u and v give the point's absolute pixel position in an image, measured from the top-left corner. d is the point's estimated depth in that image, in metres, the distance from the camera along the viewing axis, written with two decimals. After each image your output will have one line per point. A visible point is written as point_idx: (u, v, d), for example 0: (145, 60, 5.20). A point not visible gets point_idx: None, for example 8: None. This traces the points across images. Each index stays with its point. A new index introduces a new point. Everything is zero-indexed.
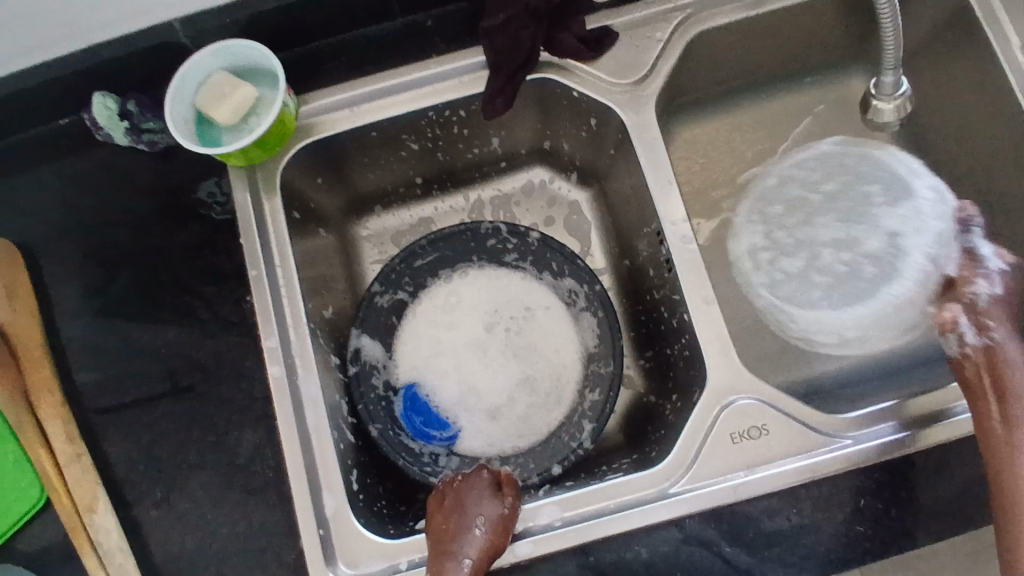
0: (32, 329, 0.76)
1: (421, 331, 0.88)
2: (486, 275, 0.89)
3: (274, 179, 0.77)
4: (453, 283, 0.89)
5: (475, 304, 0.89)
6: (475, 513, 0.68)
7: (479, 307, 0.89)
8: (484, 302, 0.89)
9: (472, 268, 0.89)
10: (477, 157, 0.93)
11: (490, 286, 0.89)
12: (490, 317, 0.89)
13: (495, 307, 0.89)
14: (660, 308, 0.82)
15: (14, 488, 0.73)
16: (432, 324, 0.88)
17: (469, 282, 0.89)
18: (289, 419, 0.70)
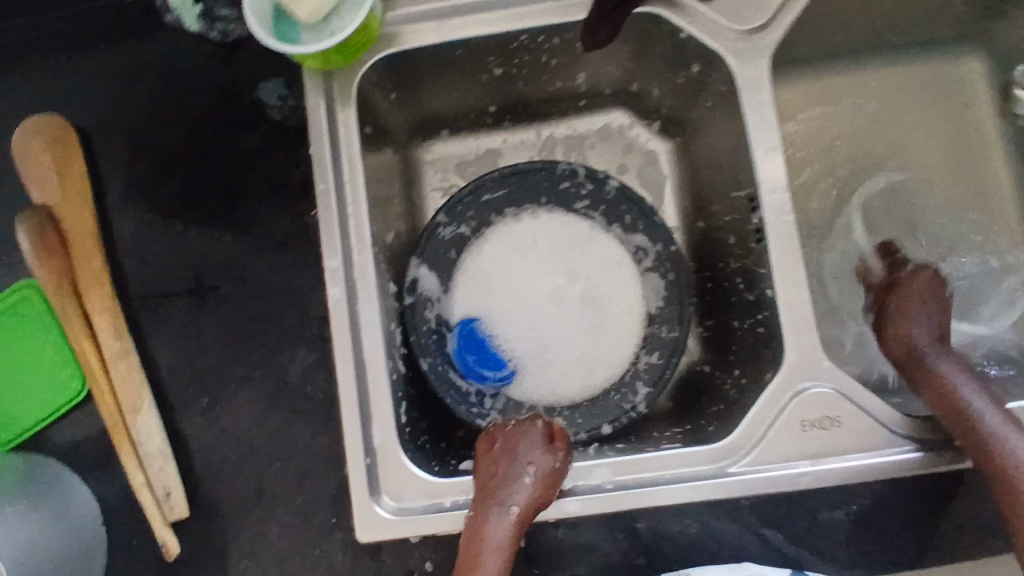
0: (85, 221, 0.79)
1: (482, 270, 0.84)
2: (556, 219, 0.84)
3: (350, 89, 0.71)
4: (519, 226, 0.84)
5: (540, 251, 0.85)
6: (526, 461, 0.66)
7: (545, 254, 0.85)
8: (548, 249, 0.85)
9: (540, 212, 0.84)
10: (557, 90, 0.87)
11: (559, 234, 0.84)
12: (553, 268, 0.85)
13: (561, 257, 0.84)
14: (736, 278, 0.77)
15: (53, 380, 0.80)
16: (494, 265, 0.84)
17: (536, 226, 0.85)
18: (346, 344, 0.67)
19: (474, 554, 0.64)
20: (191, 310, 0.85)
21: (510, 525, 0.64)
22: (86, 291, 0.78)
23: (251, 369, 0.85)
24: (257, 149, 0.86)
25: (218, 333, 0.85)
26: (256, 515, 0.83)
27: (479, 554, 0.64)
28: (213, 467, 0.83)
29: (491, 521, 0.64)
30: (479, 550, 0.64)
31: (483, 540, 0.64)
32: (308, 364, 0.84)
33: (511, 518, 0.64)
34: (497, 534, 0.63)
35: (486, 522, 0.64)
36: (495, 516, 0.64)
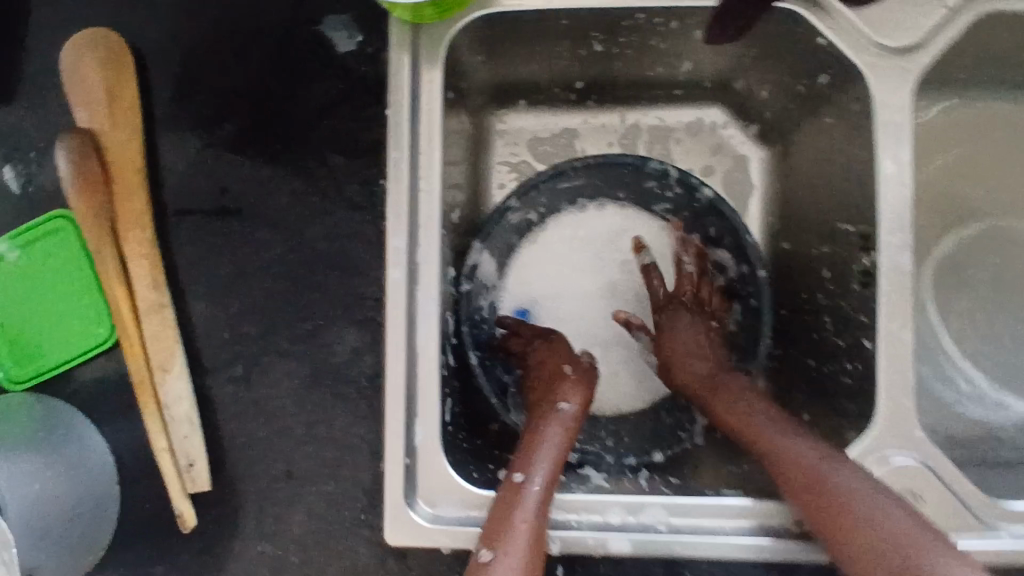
0: (132, 153, 0.74)
1: (538, 256, 0.77)
2: (628, 217, 0.78)
3: (439, 47, 0.63)
4: (583, 215, 0.77)
5: (602, 241, 0.78)
6: (567, 357, 0.70)
7: (607, 247, 0.78)
8: (611, 244, 0.78)
9: (611, 208, 0.77)
10: (653, 76, 0.78)
11: (626, 227, 0.78)
12: (611, 261, 0.78)
13: (625, 252, 0.78)
14: (823, 316, 0.69)
15: (82, 318, 0.76)
16: (553, 253, 0.77)
17: (605, 220, 0.77)
18: (400, 330, 0.62)
19: (528, 462, 0.61)
20: (237, 268, 0.79)
21: (562, 429, 0.64)
22: (126, 230, 0.74)
23: (293, 342, 0.79)
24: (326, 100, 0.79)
25: (265, 299, 0.79)
26: (281, 498, 0.78)
27: (536, 459, 0.61)
28: (239, 441, 0.78)
29: (544, 428, 0.64)
30: (534, 452, 0.62)
31: (537, 444, 0.62)
32: (356, 348, 0.79)
33: (560, 419, 0.64)
34: (553, 441, 0.63)
35: (537, 430, 0.64)
36: (546, 423, 0.64)
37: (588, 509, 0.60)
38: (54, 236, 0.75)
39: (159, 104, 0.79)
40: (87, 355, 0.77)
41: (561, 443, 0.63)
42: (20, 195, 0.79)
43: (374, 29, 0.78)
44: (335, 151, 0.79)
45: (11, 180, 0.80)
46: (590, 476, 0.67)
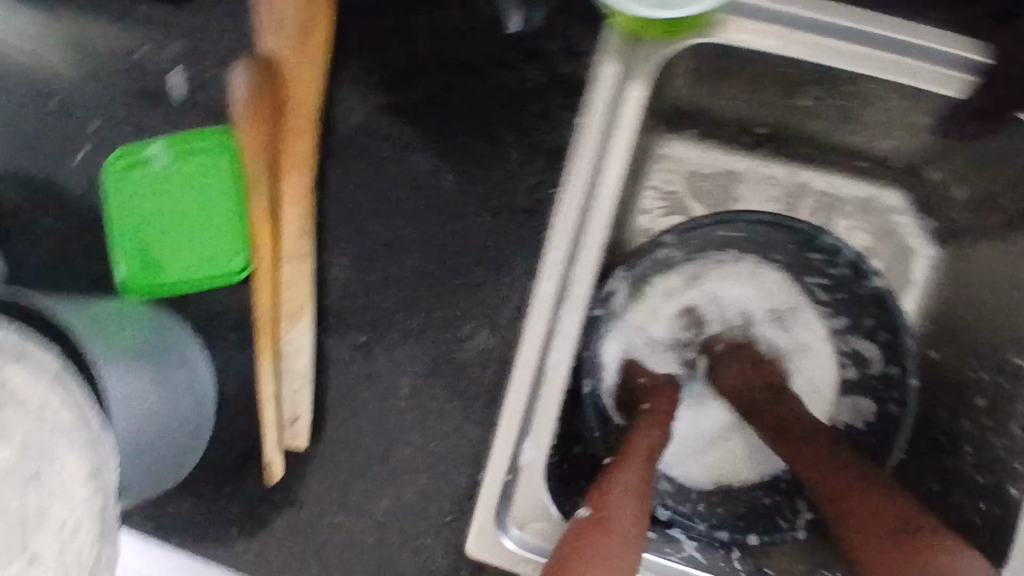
0: (309, 85, 0.61)
1: (659, 294, 0.74)
2: (768, 274, 0.74)
3: (650, 70, 0.59)
4: (718, 261, 0.74)
5: (723, 282, 0.74)
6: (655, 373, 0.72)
7: (729, 290, 0.74)
8: (734, 289, 0.74)
9: (757, 264, 0.74)
10: (841, 142, 0.74)
11: (756, 276, 0.74)
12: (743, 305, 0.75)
13: (751, 294, 0.74)
14: (963, 445, 0.67)
15: (211, 248, 0.66)
16: (677, 293, 0.74)
17: (740, 267, 0.74)
18: (535, 347, 0.59)
19: (622, 457, 0.61)
20: (382, 237, 0.70)
21: (659, 428, 0.64)
22: (288, 168, 0.62)
23: (424, 327, 0.70)
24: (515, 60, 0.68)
25: (400, 275, 0.70)
26: (372, 478, 0.71)
27: (632, 451, 0.62)
28: (338, 409, 0.71)
29: (641, 425, 0.65)
30: (629, 447, 0.62)
31: (631, 443, 0.63)
32: (484, 353, 0.69)
33: (655, 418, 0.65)
34: (648, 438, 0.63)
35: (632, 429, 0.65)
36: (641, 421, 0.65)
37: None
38: (207, 155, 0.65)
39: None
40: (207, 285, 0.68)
41: (656, 440, 0.63)
42: (166, 99, 0.72)
43: None
44: (511, 137, 0.68)
45: (177, 87, 0.72)
46: (682, 543, 0.66)
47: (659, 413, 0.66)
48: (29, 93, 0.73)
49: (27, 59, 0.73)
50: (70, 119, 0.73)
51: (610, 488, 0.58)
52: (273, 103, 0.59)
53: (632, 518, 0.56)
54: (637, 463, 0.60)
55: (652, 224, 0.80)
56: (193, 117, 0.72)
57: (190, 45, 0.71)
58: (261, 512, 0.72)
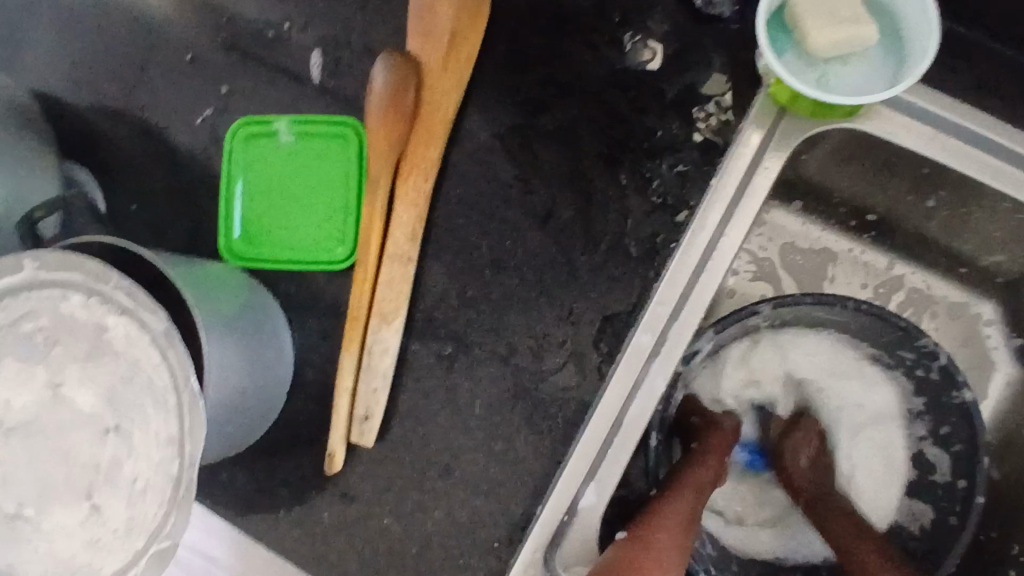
0: (449, 103, 0.63)
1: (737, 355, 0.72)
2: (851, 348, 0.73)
3: (791, 144, 0.59)
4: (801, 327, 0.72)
5: (802, 358, 0.73)
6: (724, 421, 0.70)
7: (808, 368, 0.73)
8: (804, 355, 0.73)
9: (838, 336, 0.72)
10: (950, 243, 0.72)
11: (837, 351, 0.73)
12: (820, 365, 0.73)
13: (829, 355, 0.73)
14: (1009, 569, 0.67)
15: (320, 230, 0.66)
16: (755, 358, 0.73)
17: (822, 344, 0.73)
18: (619, 395, 0.59)
19: (676, 488, 0.64)
20: (491, 250, 0.67)
21: (710, 467, 0.66)
22: (409, 171, 0.62)
23: (509, 351, 0.66)
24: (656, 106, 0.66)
25: (499, 295, 0.67)
26: (427, 489, 0.66)
27: (682, 486, 0.64)
28: (407, 415, 0.66)
29: (692, 462, 0.66)
30: (683, 480, 0.64)
31: (688, 475, 0.65)
32: (568, 390, 0.65)
33: (706, 456, 0.67)
34: (700, 478, 0.65)
35: (684, 465, 0.66)
36: (692, 458, 0.66)
37: None
38: (336, 141, 0.66)
39: None
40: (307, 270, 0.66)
41: (708, 481, 0.65)
42: (298, 77, 0.73)
43: None
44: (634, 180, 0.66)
45: (316, 68, 0.72)
46: None
47: (711, 451, 0.67)
48: (164, 45, 0.74)
49: (169, 12, 0.74)
50: (198, 77, 0.74)
51: (659, 521, 0.60)
52: (411, 106, 0.61)
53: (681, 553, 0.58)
54: (686, 501, 0.62)
55: (738, 287, 0.80)
56: (321, 100, 0.73)
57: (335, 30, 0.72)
58: (294, 508, 0.67)
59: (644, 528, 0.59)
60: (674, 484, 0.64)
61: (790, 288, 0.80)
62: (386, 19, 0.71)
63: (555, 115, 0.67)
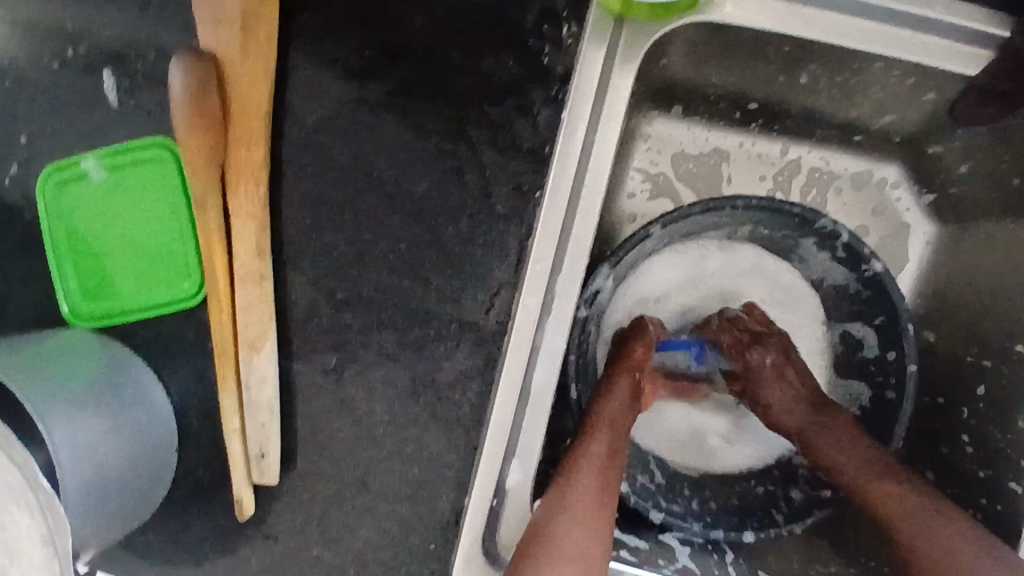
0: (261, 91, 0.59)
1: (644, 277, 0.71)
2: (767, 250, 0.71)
3: (636, 55, 0.54)
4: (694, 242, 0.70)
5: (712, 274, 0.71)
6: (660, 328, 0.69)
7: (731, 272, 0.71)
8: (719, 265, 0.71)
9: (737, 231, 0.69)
10: (838, 115, 0.69)
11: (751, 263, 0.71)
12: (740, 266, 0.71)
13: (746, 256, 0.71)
14: (962, 437, 0.64)
15: (162, 274, 0.69)
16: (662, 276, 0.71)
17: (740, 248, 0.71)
18: (521, 362, 0.55)
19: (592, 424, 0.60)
20: (355, 249, 0.72)
21: (623, 391, 0.63)
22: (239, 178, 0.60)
23: (399, 349, 0.73)
24: (480, 57, 0.70)
25: (371, 292, 0.72)
26: (350, 507, 0.73)
27: (598, 422, 0.60)
28: (317, 440, 0.73)
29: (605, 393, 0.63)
30: (598, 414, 0.61)
31: (602, 406, 0.61)
32: (465, 371, 0.72)
33: (619, 380, 0.63)
34: (613, 406, 0.62)
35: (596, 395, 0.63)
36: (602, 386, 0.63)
37: None
38: (150, 177, 0.68)
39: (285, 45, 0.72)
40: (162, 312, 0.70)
41: (622, 404, 0.62)
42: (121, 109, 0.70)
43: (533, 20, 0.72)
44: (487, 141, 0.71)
45: (110, 91, 0.70)
46: (674, 552, 0.62)
47: (620, 372, 0.64)
48: None
49: None
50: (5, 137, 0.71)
51: (576, 464, 0.58)
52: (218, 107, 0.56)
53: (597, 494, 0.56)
54: (602, 432, 0.60)
55: (635, 209, 0.75)
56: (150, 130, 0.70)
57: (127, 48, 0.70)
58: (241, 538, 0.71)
59: (564, 475, 0.57)
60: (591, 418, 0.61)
61: (690, 197, 0.76)
62: (176, 23, 0.69)
63: (381, 83, 0.71)
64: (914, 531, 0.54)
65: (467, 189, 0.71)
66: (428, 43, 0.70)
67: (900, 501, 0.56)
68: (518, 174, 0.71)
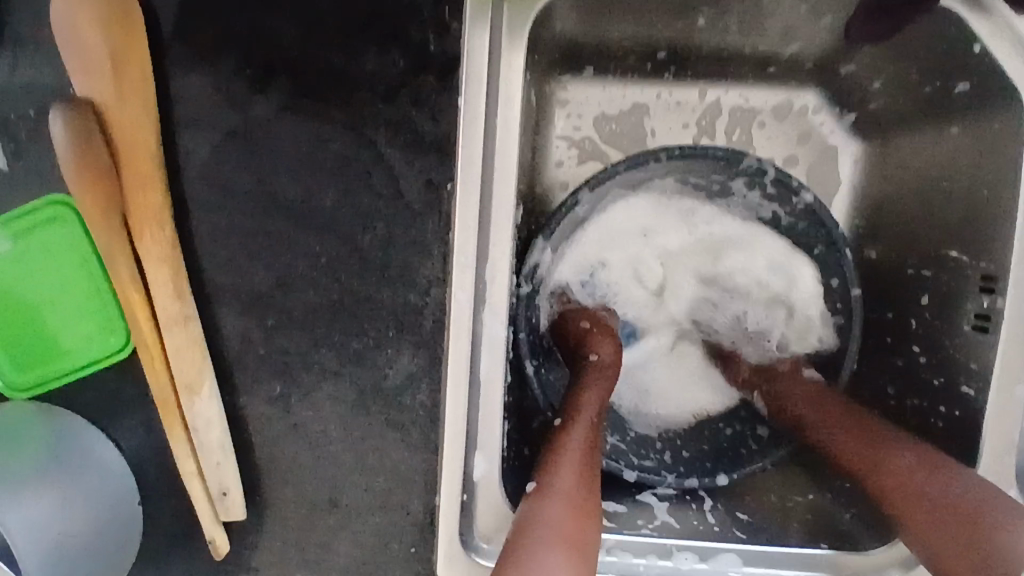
0: (145, 134, 0.70)
1: (609, 226, 0.69)
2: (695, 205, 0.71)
3: (521, 28, 0.54)
4: (648, 192, 0.69)
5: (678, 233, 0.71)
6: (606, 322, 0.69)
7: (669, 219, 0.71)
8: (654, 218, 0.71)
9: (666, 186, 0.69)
10: (746, 50, 0.68)
11: (717, 223, 0.71)
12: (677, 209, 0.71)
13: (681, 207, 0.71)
14: (914, 346, 0.64)
15: (86, 333, 0.73)
16: (626, 225, 0.70)
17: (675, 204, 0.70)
18: (463, 355, 0.53)
19: (572, 412, 0.59)
20: (276, 275, 0.77)
21: (606, 379, 0.62)
22: (140, 222, 0.70)
23: (341, 364, 0.78)
24: (361, 60, 0.74)
25: (300, 311, 0.77)
26: (325, 528, 0.78)
27: (578, 411, 0.59)
28: (279, 466, 0.78)
29: (584, 379, 0.62)
30: (578, 405, 0.60)
31: (580, 397, 0.60)
32: (411, 373, 0.78)
33: (598, 368, 0.63)
34: (596, 392, 0.61)
35: (578, 382, 0.62)
36: (586, 373, 0.63)
37: (659, 552, 0.56)
38: (55, 234, 0.71)
39: (173, 88, 0.74)
40: (94, 368, 0.74)
41: (605, 390, 0.62)
42: (37, 183, 0.74)
43: (416, 18, 0.74)
44: (394, 145, 0.76)
45: None
46: (653, 509, 0.62)
47: (607, 365, 0.64)
48: None
49: None
50: None
51: (561, 451, 0.56)
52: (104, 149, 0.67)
53: (581, 483, 0.54)
54: (586, 421, 0.58)
55: (564, 176, 0.74)
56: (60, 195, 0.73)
57: (3, 111, 0.73)
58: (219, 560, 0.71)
59: (547, 464, 0.55)
60: (571, 407, 0.60)
61: (618, 157, 0.75)
62: (44, 77, 0.72)
63: (269, 98, 0.75)
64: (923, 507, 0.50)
65: (378, 196, 0.76)
66: (308, 57, 0.74)
67: (895, 464, 0.53)
68: (424, 174, 0.76)
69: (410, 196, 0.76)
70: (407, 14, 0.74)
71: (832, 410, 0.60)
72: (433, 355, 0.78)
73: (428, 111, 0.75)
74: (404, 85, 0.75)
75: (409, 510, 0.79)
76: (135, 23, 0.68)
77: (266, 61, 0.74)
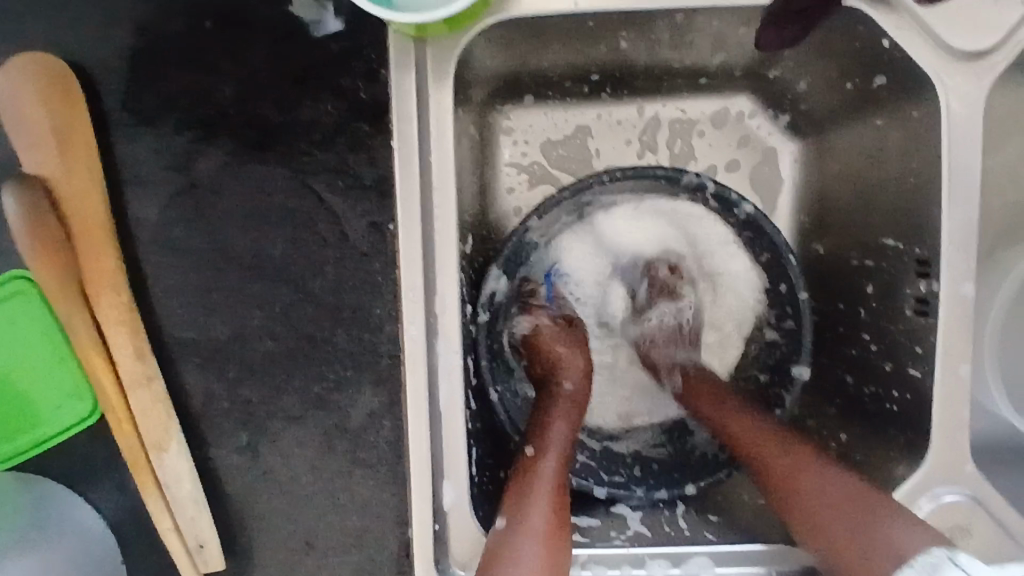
0: (94, 203, 0.73)
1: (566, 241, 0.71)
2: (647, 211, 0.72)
3: (448, 67, 0.56)
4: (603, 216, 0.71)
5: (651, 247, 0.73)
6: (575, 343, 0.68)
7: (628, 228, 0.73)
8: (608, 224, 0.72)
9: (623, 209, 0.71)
10: (676, 64, 0.71)
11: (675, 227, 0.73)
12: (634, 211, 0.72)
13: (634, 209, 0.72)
14: (863, 335, 0.66)
15: (51, 401, 0.75)
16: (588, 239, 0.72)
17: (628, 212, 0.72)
18: (421, 387, 0.54)
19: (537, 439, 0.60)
20: (231, 329, 0.78)
21: (569, 403, 0.63)
22: (97, 289, 0.72)
23: (304, 409, 0.79)
24: (308, 110, 0.77)
25: (261, 360, 0.79)
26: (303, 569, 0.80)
27: (542, 438, 0.60)
28: (256, 512, 0.79)
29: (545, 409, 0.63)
30: (544, 435, 0.60)
31: (546, 424, 0.61)
32: (374, 410, 0.79)
33: (559, 393, 0.64)
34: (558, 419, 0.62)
35: (544, 408, 0.63)
36: (549, 399, 0.64)
37: (631, 562, 0.56)
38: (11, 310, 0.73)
39: (127, 155, 0.76)
40: (66, 435, 0.75)
41: (569, 413, 0.63)
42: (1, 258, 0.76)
43: (354, 65, 0.76)
44: (338, 190, 0.78)
45: None
46: (625, 520, 0.63)
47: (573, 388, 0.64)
48: None
49: None
50: None
51: (527, 482, 0.57)
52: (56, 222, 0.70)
53: (549, 514, 0.55)
54: (552, 449, 0.59)
55: (516, 201, 0.76)
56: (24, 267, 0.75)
57: None
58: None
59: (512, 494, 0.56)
60: (536, 435, 0.61)
61: (568, 178, 0.77)
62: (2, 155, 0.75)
63: (221, 156, 0.77)
64: (828, 507, 0.54)
65: (327, 242, 0.78)
66: (254, 112, 0.77)
67: (808, 481, 0.56)
68: (367, 216, 0.78)
69: (355, 239, 0.78)
70: (347, 63, 0.76)
71: (756, 433, 0.61)
72: (392, 390, 0.79)
73: (371, 152, 0.78)
74: (340, 131, 0.77)
75: (382, 545, 0.80)
76: (81, 108, 0.73)
77: (217, 119, 0.77)
